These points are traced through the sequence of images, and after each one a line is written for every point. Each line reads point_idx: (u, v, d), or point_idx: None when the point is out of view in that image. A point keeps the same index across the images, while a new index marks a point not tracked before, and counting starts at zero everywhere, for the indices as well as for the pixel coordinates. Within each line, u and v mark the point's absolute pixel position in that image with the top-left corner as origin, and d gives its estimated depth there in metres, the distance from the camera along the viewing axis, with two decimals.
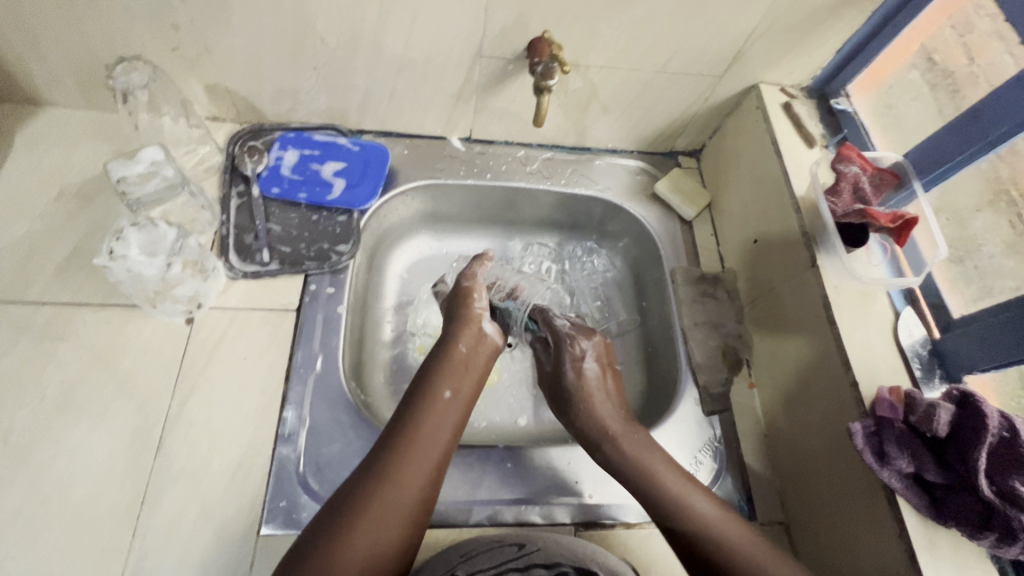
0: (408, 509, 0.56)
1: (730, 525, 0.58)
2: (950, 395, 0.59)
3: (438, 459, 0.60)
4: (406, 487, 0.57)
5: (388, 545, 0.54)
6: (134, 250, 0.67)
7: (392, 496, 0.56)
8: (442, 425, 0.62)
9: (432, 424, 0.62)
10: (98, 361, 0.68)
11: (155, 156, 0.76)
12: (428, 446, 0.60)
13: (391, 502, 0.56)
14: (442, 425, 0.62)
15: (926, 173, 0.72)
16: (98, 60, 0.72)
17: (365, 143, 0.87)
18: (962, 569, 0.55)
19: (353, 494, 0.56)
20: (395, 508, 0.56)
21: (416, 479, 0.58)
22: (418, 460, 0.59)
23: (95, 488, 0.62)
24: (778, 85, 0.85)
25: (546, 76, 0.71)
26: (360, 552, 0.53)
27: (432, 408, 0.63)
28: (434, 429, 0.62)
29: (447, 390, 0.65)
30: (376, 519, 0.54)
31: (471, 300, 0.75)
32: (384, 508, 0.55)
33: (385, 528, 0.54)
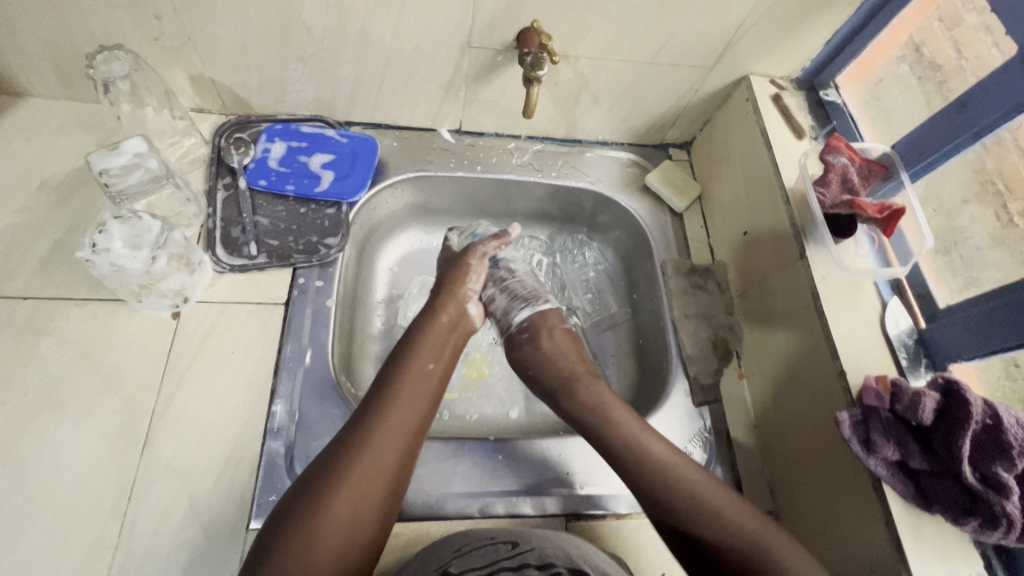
0: (390, 472, 0.58)
1: (734, 507, 0.59)
2: (936, 382, 0.59)
3: (420, 422, 0.62)
4: (387, 449, 0.59)
5: (372, 507, 0.56)
6: (118, 243, 0.65)
7: (376, 458, 0.57)
8: (423, 392, 0.64)
9: (413, 390, 0.64)
10: (83, 356, 0.68)
11: (138, 148, 0.72)
12: (408, 412, 0.62)
13: (374, 464, 0.57)
14: (422, 394, 0.64)
15: (914, 164, 0.73)
16: (78, 50, 0.71)
17: (353, 135, 0.86)
18: (946, 555, 0.56)
19: (337, 459, 0.57)
20: (379, 469, 0.57)
21: (397, 444, 0.59)
22: (395, 424, 0.60)
23: (81, 484, 0.62)
24: (768, 77, 0.85)
25: (535, 67, 0.70)
26: (345, 514, 0.54)
27: (411, 379, 0.65)
28: (413, 396, 0.63)
29: (427, 361, 0.67)
30: (360, 481, 0.56)
31: (467, 278, 0.77)
32: (368, 471, 0.57)
33: (369, 489, 0.56)
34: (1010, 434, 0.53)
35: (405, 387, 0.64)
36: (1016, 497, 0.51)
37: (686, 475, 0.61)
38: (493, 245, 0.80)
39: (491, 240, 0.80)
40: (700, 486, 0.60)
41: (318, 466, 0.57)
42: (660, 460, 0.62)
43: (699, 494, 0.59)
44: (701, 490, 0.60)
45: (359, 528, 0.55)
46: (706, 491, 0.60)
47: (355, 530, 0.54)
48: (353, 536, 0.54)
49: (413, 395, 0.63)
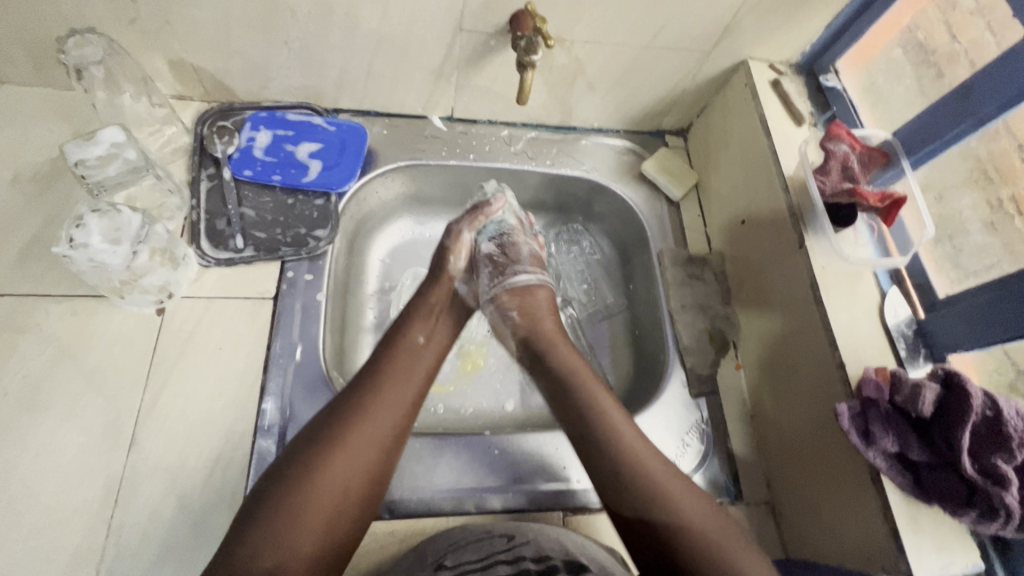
0: (382, 445, 0.57)
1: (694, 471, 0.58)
2: (936, 374, 0.58)
3: (413, 398, 0.61)
4: (378, 422, 0.57)
5: (363, 477, 0.54)
6: (96, 238, 0.62)
7: (367, 428, 0.56)
8: (416, 367, 0.63)
9: (406, 364, 0.63)
10: (64, 354, 0.65)
11: (116, 137, 0.70)
12: (399, 388, 0.60)
13: (364, 436, 0.56)
14: (416, 368, 0.63)
15: (915, 151, 0.71)
16: (48, 33, 0.67)
17: (341, 123, 0.84)
18: (943, 545, 0.56)
19: (331, 426, 0.56)
20: (370, 439, 0.56)
21: (390, 416, 0.58)
22: (388, 398, 0.59)
23: (65, 485, 0.60)
24: (767, 62, 0.83)
25: (529, 52, 0.69)
26: (336, 481, 0.53)
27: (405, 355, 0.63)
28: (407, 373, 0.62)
29: (420, 336, 0.66)
30: (350, 451, 0.54)
31: (445, 263, 0.74)
32: (360, 440, 0.55)
33: (360, 458, 0.55)
34: (1010, 425, 0.52)
35: (399, 360, 0.63)
36: (1015, 489, 0.51)
37: (657, 473, 0.56)
38: (467, 223, 0.76)
39: (466, 219, 0.76)
40: (673, 487, 0.55)
41: (311, 433, 0.56)
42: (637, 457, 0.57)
43: (672, 498, 0.54)
44: (674, 492, 0.55)
45: (348, 497, 0.53)
46: (676, 487, 0.55)
47: (347, 497, 0.53)
48: (343, 506, 0.53)
49: (407, 369, 0.62)
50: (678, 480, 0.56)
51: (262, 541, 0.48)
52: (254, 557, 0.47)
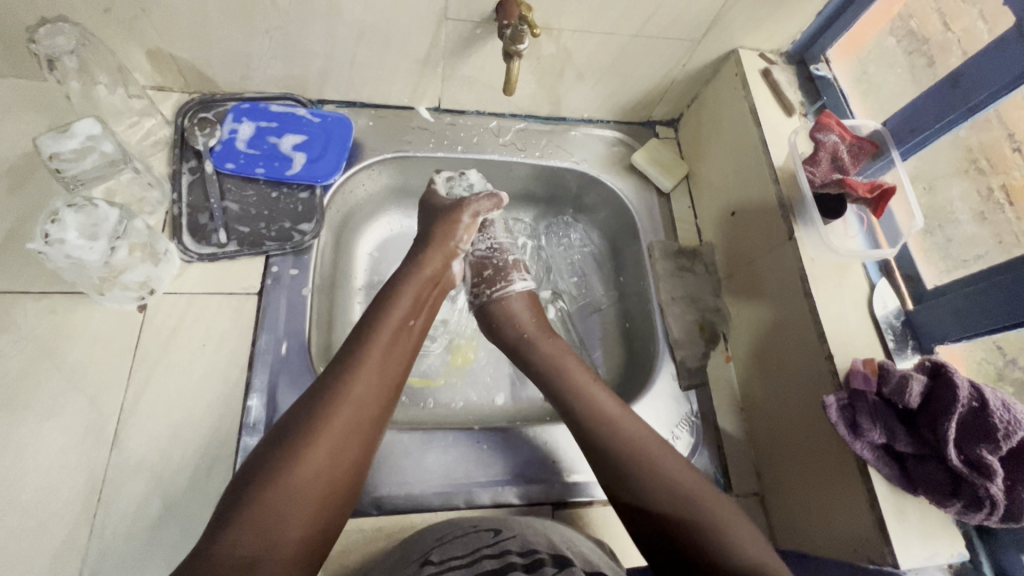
0: (373, 424, 0.57)
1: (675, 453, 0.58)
2: (922, 365, 0.59)
3: (397, 377, 0.61)
4: (368, 402, 0.57)
5: (352, 458, 0.54)
6: (73, 234, 0.61)
7: (357, 407, 0.56)
8: (403, 348, 0.63)
9: (391, 344, 0.62)
10: (44, 352, 0.64)
11: (91, 130, 0.67)
12: (386, 367, 0.60)
13: (356, 415, 0.56)
14: (401, 349, 0.63)
15: (905, 141, 0.71)
16: (20, 22, 0.65)
17: (326, 114, 0.82)
18: (929, 536, 0.56)
19: (317, 406, 0.55)
20: (362, 420, 0.56)
21: (379, 395, 0.58)
22: (375, 377, 0.59)
23: (47, 486, 0.59)
24: (757, 51, 0.82)
25: (515, 41, 0.67)
26: (326, 461, 0.52)
27: (388, 334, 0.63)
28: (391, 354, 0.62)
29: (404, 316, 0.66)
30: (337, 431, 0.54)
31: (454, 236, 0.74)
32: (350, 420, 0.55)
33: (351, 438, 0.55)
34: (996, 417, 0.52)
35: (383, 340, 0.62)
36: (1000, 480, 0.51)
37: (657, 457, 0.58)
38: (486, 205, 0.77)
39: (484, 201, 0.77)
40: (669, 468, 0.57)
41: (297, 413, 0.54)
42: (633, 443, 0.58)
43: (667, 474, 0.56)
44: (670, 472, 0.57)
45: (338, 476, 0.53)
46: (671, 466, 0.57)
47: (338, 475, 0.53)
48: (334, 485, 0.52)
49: (391, 348, 0.62)
50: (674, 461, 0.58)
51: (250, 522, 0.47)
52: (240, 538, 0.47)
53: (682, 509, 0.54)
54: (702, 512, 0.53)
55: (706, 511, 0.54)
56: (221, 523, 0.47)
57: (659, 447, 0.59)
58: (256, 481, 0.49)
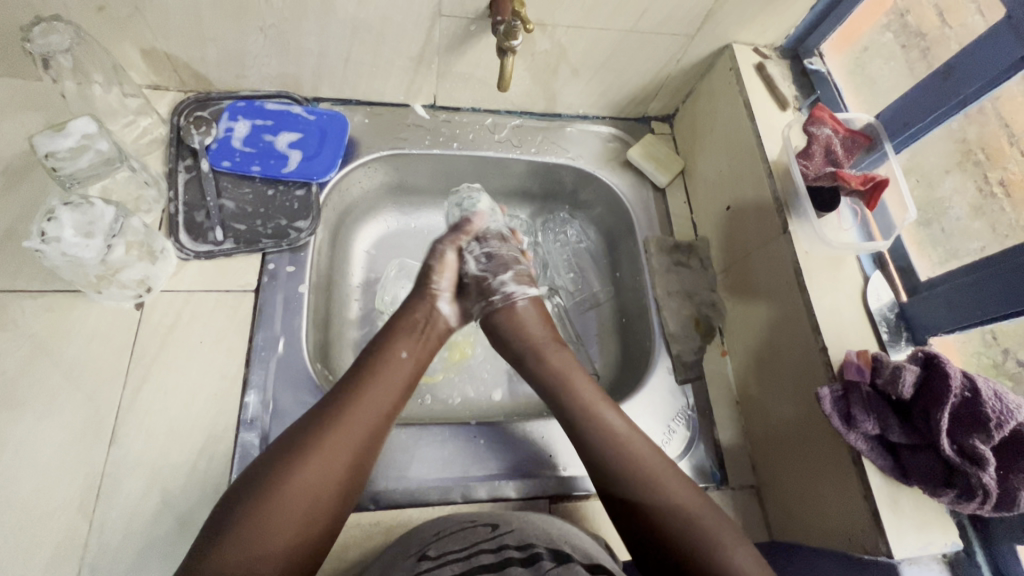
0: (354, 456, 0.56)
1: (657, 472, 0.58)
2: (917, 357, 0.58)
3: (390, 407, 0.60)
4: (358, 427, 0.57)
5: (336, 486, 0.54)
6: (69, 231, 0.61)
7: (341, 439, 0.56)
8: (395, 379, 0.62)
9: (385, 375, 0.62)
10: (42, 350, 0.64)
11: (86, 128, 0.67)
12: (376, 401, 0.60)
13: (342, 437, 0.56)
14: (395, 381, 0.62)
15: (898, 135, 0.71)
16: (15, 22, 0.65)
17: (321, 112, 0.82)
18: (923, 525, 0.57)
19: (308, 431, 0.56)
20: (344, 452, 0.55)
21: (362, 426, 0.57)
22: (367, 404, 0.59)
23: (46, 482, 0.59)
24: (751, 46, 0.82)
25: (508, 36, 0.66)
26: (307, 490, 0.52)
27: (384, 367, 0.63)
28: (386, 381, 0.62)
29: (402, 351, 0.65)
30: (324, 465, 0.54)
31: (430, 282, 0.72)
32: (333, 453, 0.55)
33: (333, 470, 0.54)
34: (988, 407, 0.52)
35: (379, 374, 0.62)
36: (992, 468, 0.52)
37: (659, 479, 0.57)
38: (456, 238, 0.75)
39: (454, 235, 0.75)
40: (670, 487, 0.56)
41: (287, 441, 0.55)
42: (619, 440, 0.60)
43: (662, 491, 0.56)
44: (666, 489, 0.56)
45: (320, 507, 0.53)
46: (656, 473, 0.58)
47: (317, 505, 0.53)
48: (313, 516, 0.52)
49: (385, 381, 0.62)
50: (678, 485, 0.57)
51: (235, 545, 0.48)
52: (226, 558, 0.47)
53: (677, 524, 0.54)
54: (697, 535, 0.53)
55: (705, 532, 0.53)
56: (209, 546, 0.48)
57: (655, 460, 0.59)
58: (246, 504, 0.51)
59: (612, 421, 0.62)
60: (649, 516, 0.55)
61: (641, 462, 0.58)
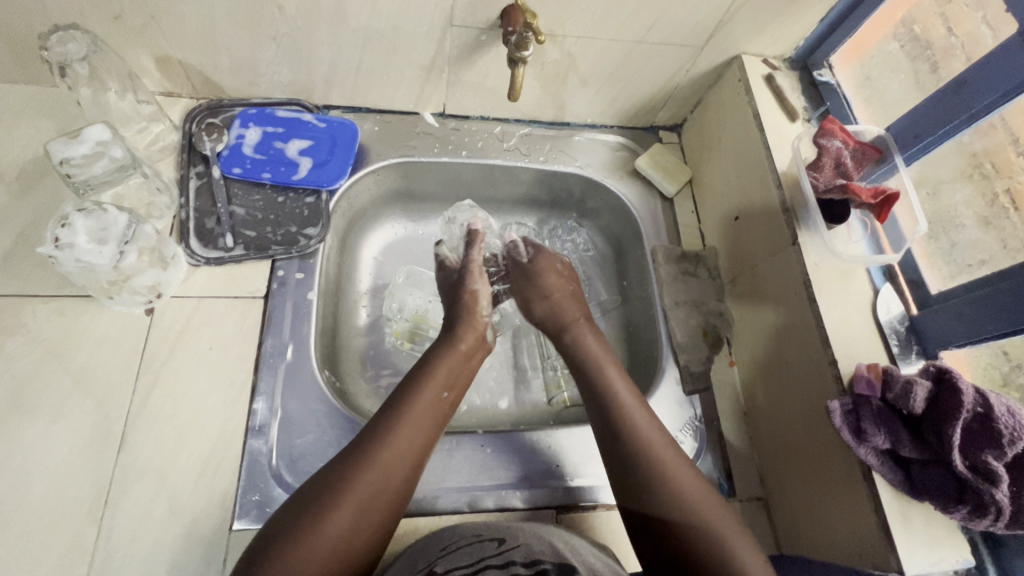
0: (389, 495, 0.55)
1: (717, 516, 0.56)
2: (927, 370, 0.58)
3: (424, 443, 0.59)
4: (394, 465, 0.56)
5: (371, 529, 0.53)
6: (82, 237, 0.61)
7: (383, 477, 0.55)
8: (437, 417, 0.62)
9: (421, 411, 0.61)
10: (53, 355, 0.65)
11: (101, 135, 0.68)
12: (418, 437, 0.59)
13: (377, 476, 0.55)
14: (436, 418, 0.62)
15: (908, 147, 0.71)
16: (32, 30, 0.66)
17: (332, 119, 0.83)
18: (934, 541, 0.56)
19: (344, 471, 0.54)
20: (384, 490, 0.55)
21: (398, 465, 0.56)
22: (403, 441, 0.58)
23: (55, 487, 0.60)
24: (760, 57, 0.82)
25: (520, 47, 0.67)
26: (343, 528, 0.51)
27: (429, 402, 0.62)
28: (423, 417, 0.60)
29: (445, 388, 0.64)
30: (363, 503, 0.53)
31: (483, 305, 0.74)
32: (375, 489, 0.54)
33: (371, 508, 0.54)
34: (1001, 423, 0.52)
35: (422, 410, 0.61)
36: (1005, 486, 0.51)
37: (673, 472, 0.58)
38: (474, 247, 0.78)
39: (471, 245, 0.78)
40: (684, 485, 0.58)
41: (321, 480, 0.54)
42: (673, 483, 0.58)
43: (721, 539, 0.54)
44: (726, 536, 0.54)
45: (356, 546, 0.52)
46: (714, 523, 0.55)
47: (351, 546, 0.51)
48: (348, 555, 0.51)
49: (428, 417, 0.61)
50: (699, 491, 0.58)
51: None
52: None
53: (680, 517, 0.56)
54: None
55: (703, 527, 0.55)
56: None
57: (663, 442, 0.61)
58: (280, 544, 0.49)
59: (626, 401, 0.64)
60: (654, 502, 0.57)
61: (649, 440, 0.61)
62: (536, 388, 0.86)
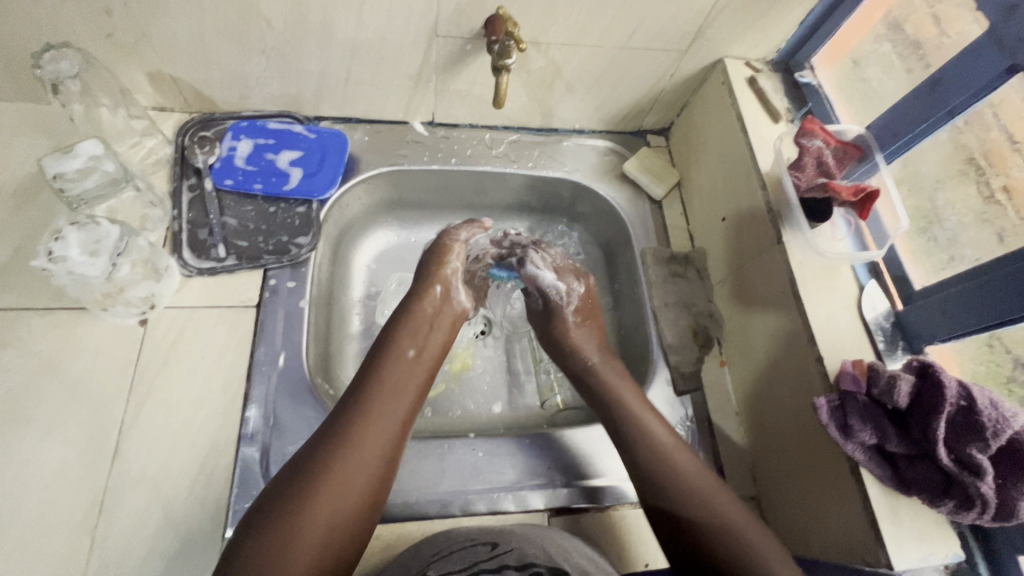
0: (373, 470, 0.56)
1: (712, 488, 0.59)
2: (911, 365, 0.59)
3: (405, 415, 0.61)
4: (373, 437, 0.57)
5: (359, 500, 0.54)
6: (75, 250, 0.64)
7: (360, 445, 0.56)
8: (408, 381, 0.63)
9: (397, 381, 0.63)
10: (48, 367, 0.66)
11: (93, 150, 0.71)
12: (391, 404, 0.60)
13: (359, 451, 0.56)
14: (408, 381, 0.63)
15: (887, 145, 0.72)
16: (26, 49, 0.67)
17: (322, 130, 0.84)
18: (923, 535, 0.56)
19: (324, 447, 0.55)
20: (365, 457, 0.56)
21: (380, 436, 0.58)
22: (383, 413, 0.59)
23: (49, 497, 0.60)
24: (743, 60, 0.84)
25: (503, 55, 0.69)
26: (329, 505, 0.52)
27: (397, 366, 0.64)
28: (400, 387, 0.62)
29: (410, 349, 0.66)
30: (343, 482, 0.53)
31: (445, 264, 0.75)
32: (354, 463, 0.55)
33: (353, 481, 0.54)
34: (984, 416, 0.52)
35: (393, 375, 0.63)
36: (990, 478, 0.51)
37: (688, 472, 0.61)
38: (465, 231, 0.79)
39: (463, 227, 0.79)
40: (677, 455, 0.62)
41: (299, 460, 0.55)
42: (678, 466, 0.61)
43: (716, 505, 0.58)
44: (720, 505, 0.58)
45: (344, 523, 0.52)
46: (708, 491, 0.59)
47: (338, 524, 0.52)
48: (336, 537, 0.52)
49: (398, 383, 0.62)
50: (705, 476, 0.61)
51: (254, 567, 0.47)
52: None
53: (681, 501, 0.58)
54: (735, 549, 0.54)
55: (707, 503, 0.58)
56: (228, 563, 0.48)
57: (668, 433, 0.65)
58: (264, 524, 0.50)
59: (635, 408, 0.67)
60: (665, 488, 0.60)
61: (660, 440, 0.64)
62: (529, 391, 0.86)
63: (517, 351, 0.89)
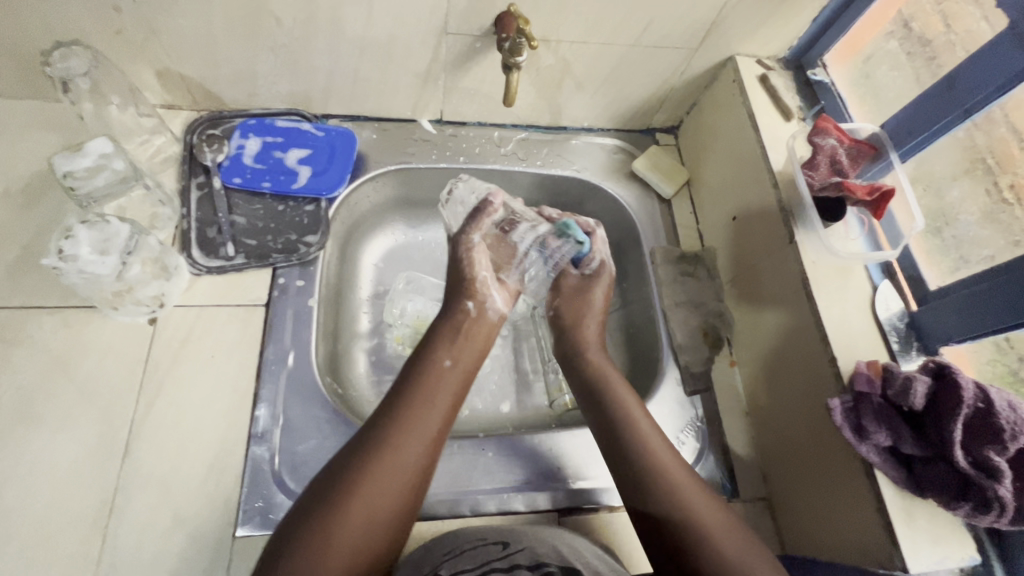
0: (408, 480, 0.55)
1: (705, 501, 0.58)
2: (927, 367, 0.58)
3: (439, 428, 0.60)
4: (407, 447, 0.57)
5: (390, 510, 0.54)
6: (85, 249, 0.64)
7: (396, 456, 0.55)
8: (443, 390, 0.63)
9: (432, 394, 0.62)
10: (58, 365, 0.66)
11: (104, 148, 0.72)
12: (423, 414, 0.59)
13: (393, 463, 0.55)
14: (441, 392, 0.62)
15: (902, 144, 0.71)
16: (36, 45, 0.67)
17: (330, 128, 0.84)
18: (938, 539, 0.56)
19: (360, 456, 0.55)
20: (401, 469, 0.55)
21: (414, 446, 0.57)
22: (419, 423, 0.59)
23: (60, 495, 0.60)
24: (754, 57, 0.83)
25: (514, 53, 0.68)
26: (361, 514, 0.52)
27: (431, 375, 0.64)
28: (433, 397, 0.62)
29: (446, 360, 0.66)
30: (371, 491, 0.53)
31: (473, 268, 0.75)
32: (389, 476, 0.54)
33: (384, 493, 0.54)
34: (1002, 418, 0.52)
35: (426, 385, 0.62)
36: (1008, 481, 0.51)
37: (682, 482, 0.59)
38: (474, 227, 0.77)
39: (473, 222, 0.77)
40: (672, 468, 0.61)
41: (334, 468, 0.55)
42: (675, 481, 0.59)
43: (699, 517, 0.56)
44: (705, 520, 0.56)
45: (377, 528, 0.52)
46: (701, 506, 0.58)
47: (372, 533, 0.52)
48: (365, 544, 0.51)
49: (431, 392, 0.62)
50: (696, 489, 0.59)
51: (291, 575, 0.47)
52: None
53: (687, 512, 0.57)
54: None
55: (716, 533, 0.55)
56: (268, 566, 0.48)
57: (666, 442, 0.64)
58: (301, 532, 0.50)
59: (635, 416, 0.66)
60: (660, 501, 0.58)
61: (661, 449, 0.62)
62: (538, 391, 0.86)
63: (526, 351, 0.89)
